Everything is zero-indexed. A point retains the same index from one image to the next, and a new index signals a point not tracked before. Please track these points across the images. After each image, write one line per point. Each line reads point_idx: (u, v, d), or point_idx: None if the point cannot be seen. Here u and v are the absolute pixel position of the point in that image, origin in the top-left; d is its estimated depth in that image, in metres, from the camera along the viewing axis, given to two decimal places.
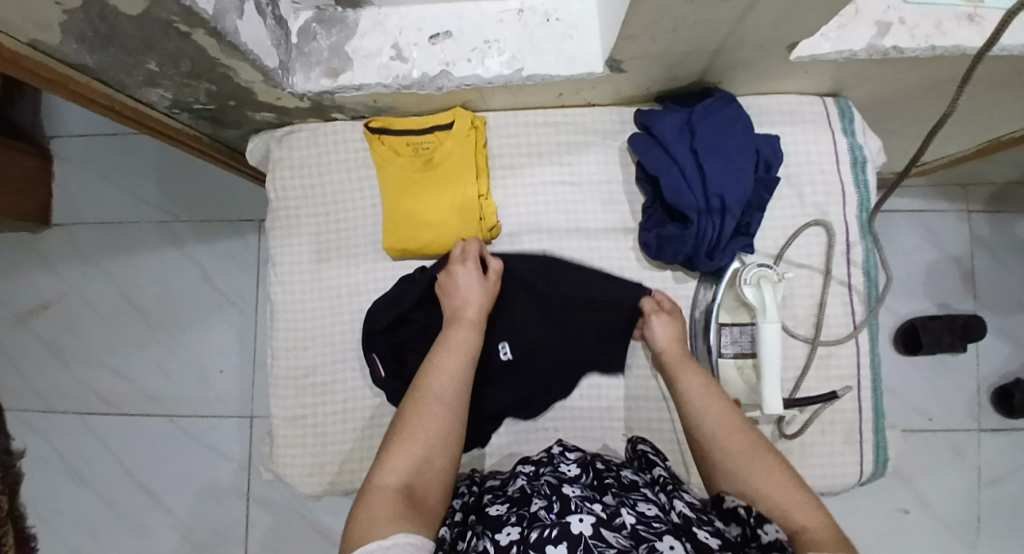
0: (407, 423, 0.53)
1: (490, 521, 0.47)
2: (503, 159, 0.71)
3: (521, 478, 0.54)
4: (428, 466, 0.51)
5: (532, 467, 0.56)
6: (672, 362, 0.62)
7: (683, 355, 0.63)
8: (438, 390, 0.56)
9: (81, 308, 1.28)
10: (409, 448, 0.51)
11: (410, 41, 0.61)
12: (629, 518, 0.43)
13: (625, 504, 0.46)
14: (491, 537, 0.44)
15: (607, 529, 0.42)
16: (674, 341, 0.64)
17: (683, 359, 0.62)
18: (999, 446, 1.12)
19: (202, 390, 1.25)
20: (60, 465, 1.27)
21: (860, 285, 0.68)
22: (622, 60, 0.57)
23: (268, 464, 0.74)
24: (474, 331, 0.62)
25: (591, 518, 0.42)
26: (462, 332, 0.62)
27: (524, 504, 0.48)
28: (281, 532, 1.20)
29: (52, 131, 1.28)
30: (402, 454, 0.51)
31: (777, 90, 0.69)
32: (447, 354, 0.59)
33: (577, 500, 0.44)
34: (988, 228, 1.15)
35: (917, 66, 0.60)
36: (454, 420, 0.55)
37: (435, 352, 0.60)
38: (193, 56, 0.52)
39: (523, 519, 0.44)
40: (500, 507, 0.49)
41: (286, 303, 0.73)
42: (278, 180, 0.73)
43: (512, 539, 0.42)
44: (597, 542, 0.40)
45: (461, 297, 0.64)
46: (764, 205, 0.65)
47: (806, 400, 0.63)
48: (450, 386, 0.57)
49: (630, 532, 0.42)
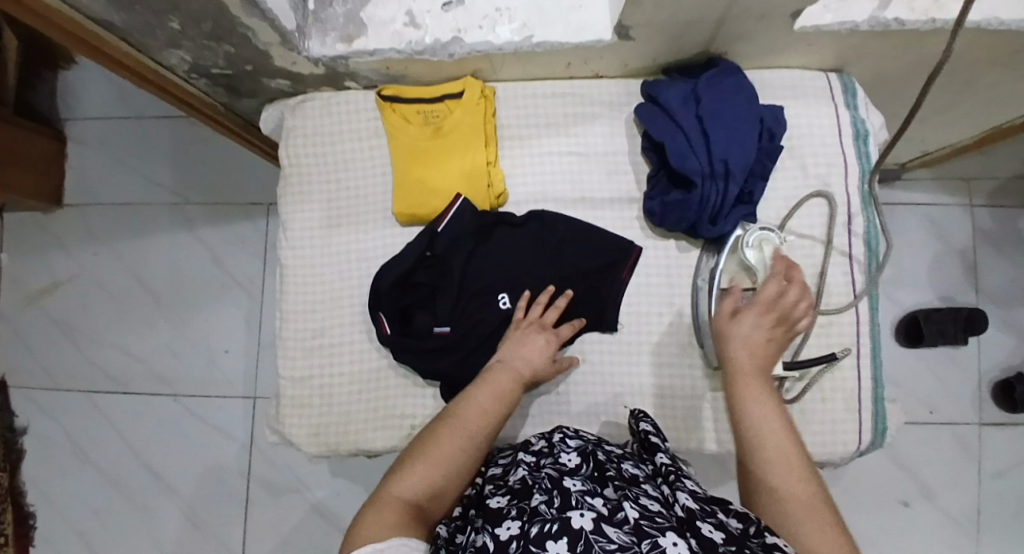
0: (430, 445, 0.54)
1: (491, 514, 0.48)
2: (512, 129, 0.73)
3: (523, 469, 0.54)
4: (441, 494, 0.52)
5: (534, 458, 0.57)
6: (740, 370, 0.57)
7: (760, 366, 0.57)
8: (472, 429, 0.56)
9: (90, 288, 1.30)
10: (432, 471, 0.52)
11: (423, 8, 0.63)
12: (632, 513, 0.43)
13: (628, 498, 0.46)
14: (490, 532, 0.44)
15: (608, 524, 0.41)
16: (757, 344, 0.58)
17: (756, 371, 0.57)
18: (1001, 439, 1.13)
19: (208, 370, 1.26)
20: (65, 443, 1.28)
21: (860, 255, 0.69)
22: (630, 26, 0.59)
23: (274, 427, 0.75)
24: (517, 384, 0.62)
25: (591, 513, 0.42)
26: (506, 378, 0.62)
27: (524, 496, 0.48)
28: (283, 512, 1.21)
29: (67, 114, 1.31)
30: (423, 472, 0.52)
31: (781, 65, 0.70)
32: (485, 396, 0.59)
33: (576, 495, 0.45)
34: (991, 221, 1.16)
35: (918, 40, 0.62)
36: (472, 458, 0.55)
37: (474, 387, 0.60)
38: (214, 14, 0.54)
39: (524, 514, 0.44)
40: (501, 498, 0.50)
41: (296, 267, 0.74)
42: (291, 147, 0.74)
43: (511, 534, 0.42)
44: (599, 537, 0.39)
45: (527, 353, 0.64)
46: (767, 174, 0.67)
47: (808, 361, 0.64)
48: (480, 425, 0.57)
49: (633, 527, 0.41)
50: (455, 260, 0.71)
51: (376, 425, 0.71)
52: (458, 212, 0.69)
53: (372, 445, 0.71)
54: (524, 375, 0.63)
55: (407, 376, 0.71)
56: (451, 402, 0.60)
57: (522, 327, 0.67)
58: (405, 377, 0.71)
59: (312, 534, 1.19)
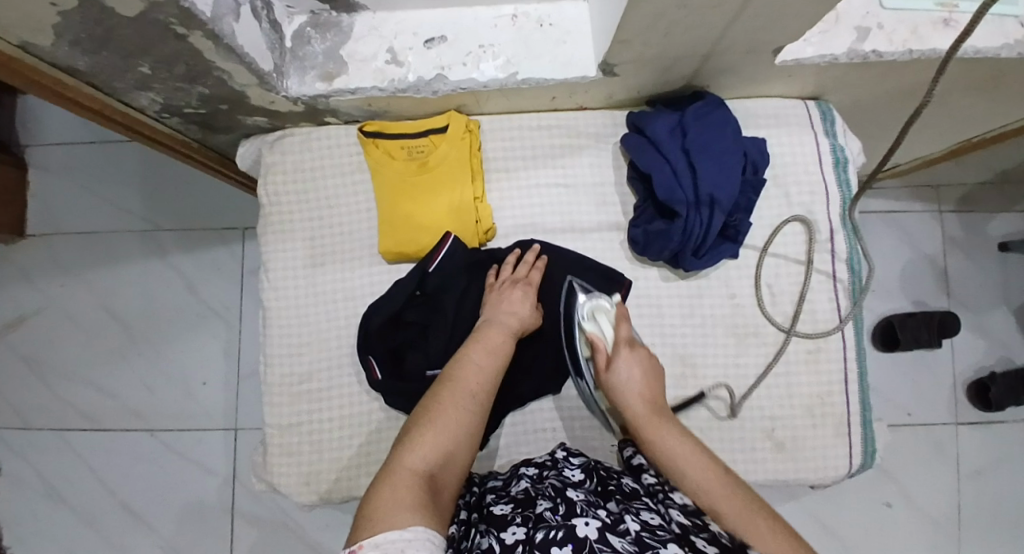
0: (435, 411, 0.52)
1: (494, 520, 0.48)
2: (498, 163, 0.72)
3: (525, 481, 0.54)
4: (452, 458, 0.50)
5: (535, 470, 0.57)
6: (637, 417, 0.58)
7: (650, 412, 0.58)
8: (472, 392, 0.54)
9: (58, 321, 1.25)
10: (440, 438, 0.50)
11: (405, 45, 0.61)
12: (633, 526, 0.44)
13: (630, 511, 0.47)
14: (496, 535, 0.45)
15: (612, 534, 0.42)
16: (643, 390, 0.59)
17: (655, 415, 0.57)
18: (976, 438, 1.16)
19: (186, 402, 1.22)
20: (35, 484, 1.22)
21: (845, 277, 0.70)
22: (615, 64, 0.59)
23: (262, 475, 0.73)
24: (509, 341, 0.61)
25: (596, 522, 0.43)
26: (498, 337, 0.61)
27: (529, 506, 0.48)
28: (269, 547, 1.17)
29: (27, 140, 1.25)
30: (431, 441, 0.49)
31: (763, 94, 0.71)
32: (481, 355, 0.58)
33: (582, 504, 0.46)
34: (959, 227, 1.20)
35: (894, 70, 0.63)
36: (479, 420, 0.54)
37: (467, 348, 0.59)
38: (188, 59, 0.52)
39: (529, 521, 0.45)
40: (504, 507, 0.50)
41: (281, 309, 0.72)
42: (271, 185, 0.72)
43: (516, 539, 0.43)
44: (603, 546, 0.41)
45: (510, 309, 0.64)
46: (752, 207, 0.67)
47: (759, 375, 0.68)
48: (482, 385, 0.56)
49: (635, 539, 0.42)
50: (448, 297, 0.70)
51: (369, 471, 0.69)
52: (448, 249, 0.68)
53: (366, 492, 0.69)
54: (514, 329, 0.63)
55: (398, 419, 0.69)
56: (444, 368, 0.58)
57: (500, 288, 0.67)
58: (399, 420, 0.69)
59: None
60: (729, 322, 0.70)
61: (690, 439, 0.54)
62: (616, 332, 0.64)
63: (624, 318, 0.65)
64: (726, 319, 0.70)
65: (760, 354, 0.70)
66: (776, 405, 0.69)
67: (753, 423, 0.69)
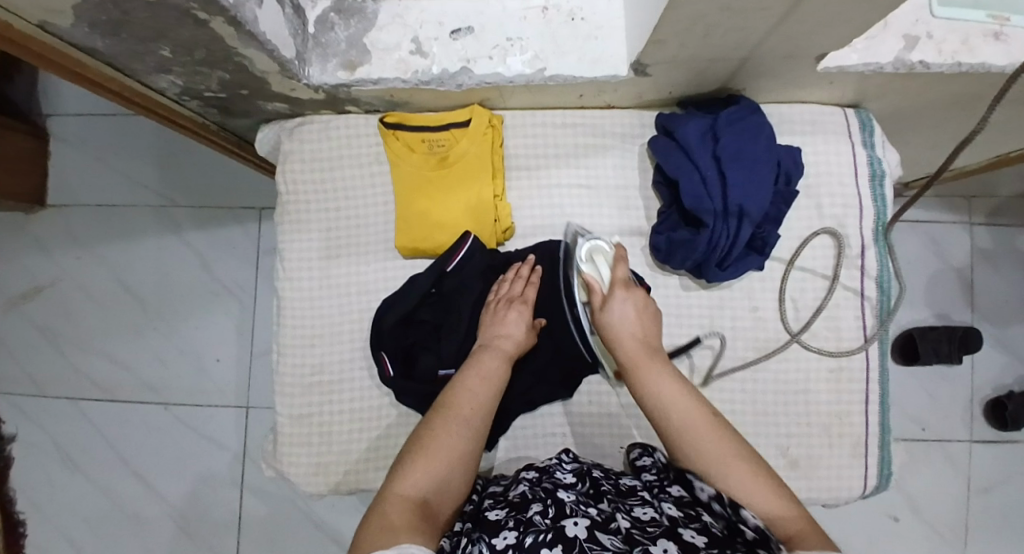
0: (427, 438, 0.51)
1: (487, 525, 0.46)
2: (519, 160, 0.70)
3: (522, 484, 0.52)
4: (447, 486, 0.50)
5: (534, 475, 0.55)
6: (630, 360, 0.55)
7: (644, 352, 0.55)
8: (467, 414, 0.53)
9: (75, 292, 1.26)
10: (433, 465, 0.49)
11: (430, 35, 0.59)
12: (623, 523, 0.45)
13: (620, 510, 0.48)
14: (487, 541, 0.43)
15: (601, 531, 0.43)
16: (637, 330, 0.57)
17: (646, 357, 0.55)
18: (992, 457, 1.13)
19: (198, 378, 1.23)
20: (50, 449, 1.25)
21: (873, 295, 0.68)
22: (648, 64, 0.56)
23: (271, 461, 0.73)
24: (506, 363, 0.59)
25: (585, 520, 0.44)
26: (495, 359, 0.59)
27: (522, 509, 0.46)
28: (275, 523, 1.19)
29: (49, 110, 1.25)
30: (425, 468, 0.49)
31: (800, 99, 0.68)
32: (475, 379, 0.57)
33: (571, 504, 0.46)
34: (990, 241, 1.16)
35: (943, 80, 0.59)
36: (475, 444, 0.53)
37: (462, 373, 0.57)
38: (209, 43, 0.51)
39: (520, 524, 0.44)
40: (499, 511, 0.48)
41: (294, 298, 0.71)
42: (288, 173, 0.71)
43: (508, 543, 0.42)
44: (592, 544, 0.41)
45: (506, 329, 0.62)
46: (781, 218, 0.65)
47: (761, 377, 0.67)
48: (476, 409, 0.54)
49: (624, 537, 0.43)
50: (466, 298, 0.69)
51: (377, 465, 0.69)
52: (464, 248, 0.67)
53: (372, 485, 0.69)
54: (511, 352, 0.61)
55: (406, 415, 0.69)
56: (442, 390, 0.57)
57: (499, 305, 0.65)
58: (410, 418, 0.69)
59: (303, 544, 1.18)
60: (748, 335, 0.68)
61: (681, 383, 0.53)
62: (613, 273, 0.61)
63: (622, 260, 0.62)
64: (746, 331, 0.68)
65: (781, 371, 0.68)
66: (791, 422, 0.67)
67: (767, 439, 0.67)
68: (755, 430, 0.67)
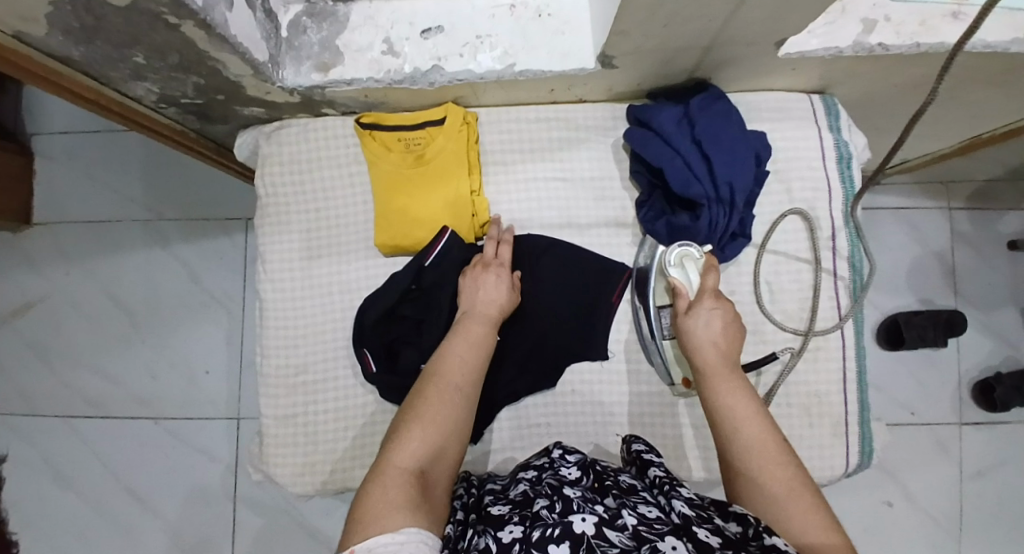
0: (423, 408, 0.51)
1: (491, 520, 0.46)
2: (496, 156, 0.71)
3: (522, 484, 0.52)
4: (444, 454, 0.50)
5: (533, 473, 0.54)
6: (705, 368, 0.56)
7: (721, 364, 0.55)
8: (459, 382, 0.55)
9: (63, 308, 1.26)
10: (430, 434, 0.49)
11: (401, 36, 0.60)
12: (631, 520, 0.42)
13: (626, 506, 0.44)
14: (492, 534, 0.42)
15: (609, 529, 0.40)
16: (718, 342, 0.57)
17: (724, 369, 0.55)
18: (980, 439, 1.14)
19: (189, 390, 1.23)
20: (41, 468, 1.24)
21: (846, 275, 0.69)
22: (614, 56, 0.58)
23: (259, 464, 0.73)
24: (490, 327, 0.61)
25: (593, 517, 0.41)
26: (479, 326, 0.60)
27: (526, 504, 0.46)
28: (270, 534, 1.18)
29: (33, 128, 1.26)
30: (421, 438, 0.49)
31: (767, 87, 0.70)
32: (462, 346, 0.58)
33: (579, 500, 0.43)
34: (968, 224, 1.18)
35: (902, 63, 0.61)
36: (467, 411, 0.54)
37: (449, 342, 0.58)
38: (182, 48, 0.51)
39: (526, 519, 0.42)
40: (502, 506, 0.48)
41: (277, 299, 0.72)
42: (267, 175, 0.72)
43: (513, 537, 0.40)
44: (600, 541, 0.38)
45: (487, 295, 0.63)
46: (752, 202, 0.67)
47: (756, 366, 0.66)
48: (466, 377, 0.56)
49: (632, 533, 0.40)
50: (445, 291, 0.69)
51: (365, 462, 0.69)
52: (445, 245, 0.68)
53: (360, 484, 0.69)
54: (493, 314, 0.62)
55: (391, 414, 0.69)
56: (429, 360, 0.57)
57: (476, 268, 0.66)
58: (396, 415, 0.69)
59: None
60: None
61: (753, 401, 0.52)
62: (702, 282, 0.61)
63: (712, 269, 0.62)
64: None
65: (759, 354, 0.69)
66: (773, 404, 0.68)
67: None
68: None
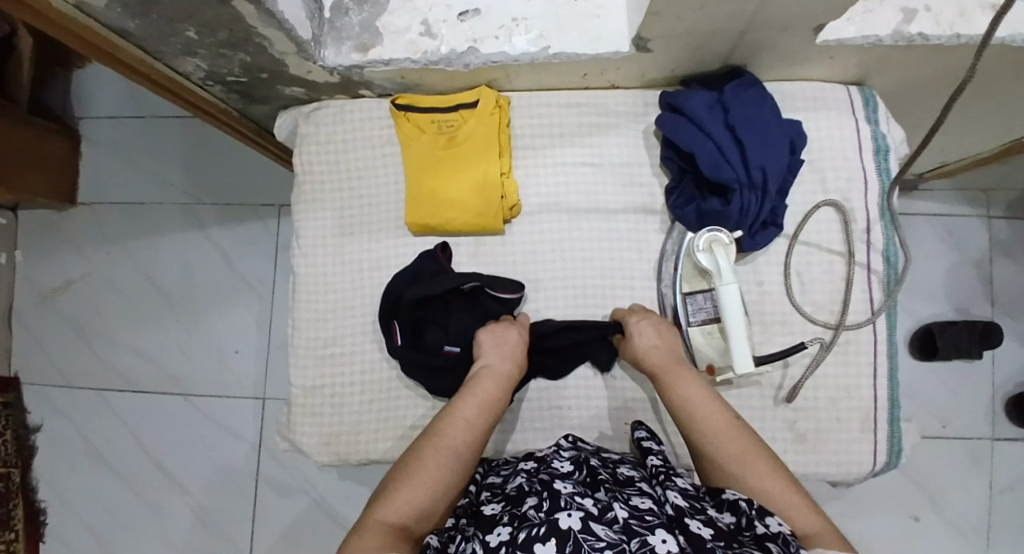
0: (415, 464, 0.53)
1: (484, 520, 0.48)
2: (527, 140, 0.72)
3: (520, 476, 0.53)
4: (430, 513, 0.51)
5: (533, 465, 0.56)
6: (660, 370, 0.61)
7: (673, 364, 0.61)
8: (459, 445, 0.55)
9: (102, 286, 1.31)
10: (418, 490, 0.51)
11: (439, 17, 0.62)
12: (621, 513, 0.42)
13: (618, 499, 0.46)
14: (480, 539, 0.44)
15: (596, 523, 0.41)
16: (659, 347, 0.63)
17: (677, 369, 0.61)
18: (1015, 454, 1.10)
19: (217, 370, 1.26)
20: (76, 439, 1.29)
21: (880, 268, 0.68)
22: (649, 38, 0.58)
23: (285, 433, 0.75)
24: (503, 388, 0.61)
25: (580, 512, 0.41)
26: (492, 385, 0.61)
27: (518, 502, 0.48)
28: (289, 513, 1.21)
29: (82, 113, 1.32)
30: (407, 494, 0.50)
31: (802, 77, 0.69)
32: (472, 408, 0.59)
33: (567, 496, 0.44)
34: (1009, 233, 1.14)
35: (943, 54, 0.60)
36: (461, 473, 0.55)
37: (460, 400, 0.59)
38: (230, 23, 0.54)
39: (514, 520, 0.44)
40: (495, 505, 0.50)
41: (309, 274, 0.74)
42: (304, 154, 0.74)
43: (501, 540, 0.42)
44: (587, 536, 0.39)
45: (505, 350, 0.64)
46: (786, 190, 0.66)
47: (777, 354, 0.64)
48: (468, 439, 0.56)
49: (622, 527, 0.41)
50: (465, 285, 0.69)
51: (387, 436, 0.71)
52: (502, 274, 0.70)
53: (383, 456, 0.71)
54: (510, 377, 0.62)
55: (416, 391, 0.71)
56: (434, 416, 0.59)
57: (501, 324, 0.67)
58: (420, 390, 0.71)
59: (316, 535, 1.19)
60: (756, 309, 0.69)
61: (708, 393, 0.58)
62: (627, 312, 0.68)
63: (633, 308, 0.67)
64: (752, 306, 0.69)
65: (785, 345, 0.68)
66: (799, 397, 0.67)
67: (774, 412, 0.68)
68: (763, 403, 0.68)
